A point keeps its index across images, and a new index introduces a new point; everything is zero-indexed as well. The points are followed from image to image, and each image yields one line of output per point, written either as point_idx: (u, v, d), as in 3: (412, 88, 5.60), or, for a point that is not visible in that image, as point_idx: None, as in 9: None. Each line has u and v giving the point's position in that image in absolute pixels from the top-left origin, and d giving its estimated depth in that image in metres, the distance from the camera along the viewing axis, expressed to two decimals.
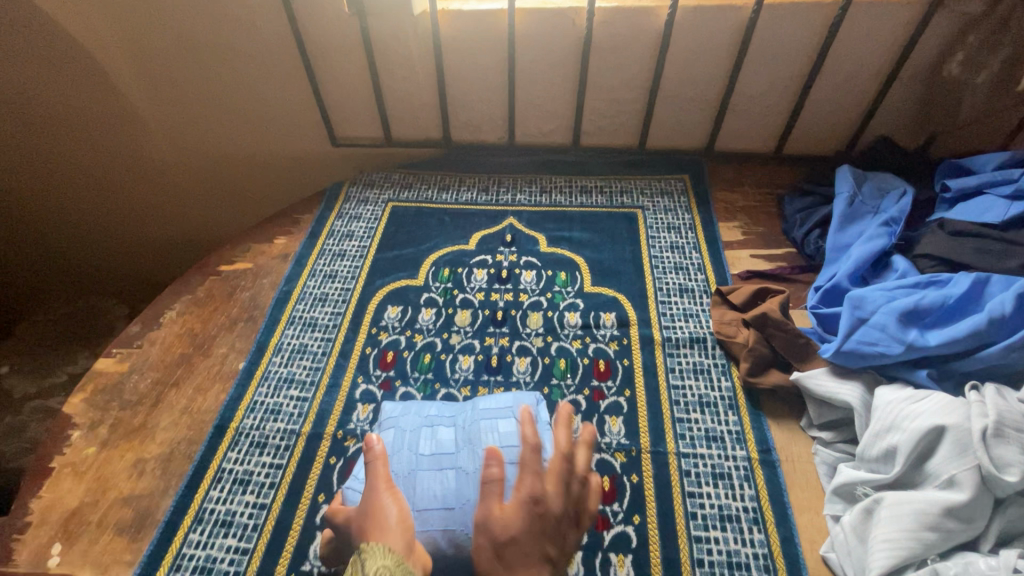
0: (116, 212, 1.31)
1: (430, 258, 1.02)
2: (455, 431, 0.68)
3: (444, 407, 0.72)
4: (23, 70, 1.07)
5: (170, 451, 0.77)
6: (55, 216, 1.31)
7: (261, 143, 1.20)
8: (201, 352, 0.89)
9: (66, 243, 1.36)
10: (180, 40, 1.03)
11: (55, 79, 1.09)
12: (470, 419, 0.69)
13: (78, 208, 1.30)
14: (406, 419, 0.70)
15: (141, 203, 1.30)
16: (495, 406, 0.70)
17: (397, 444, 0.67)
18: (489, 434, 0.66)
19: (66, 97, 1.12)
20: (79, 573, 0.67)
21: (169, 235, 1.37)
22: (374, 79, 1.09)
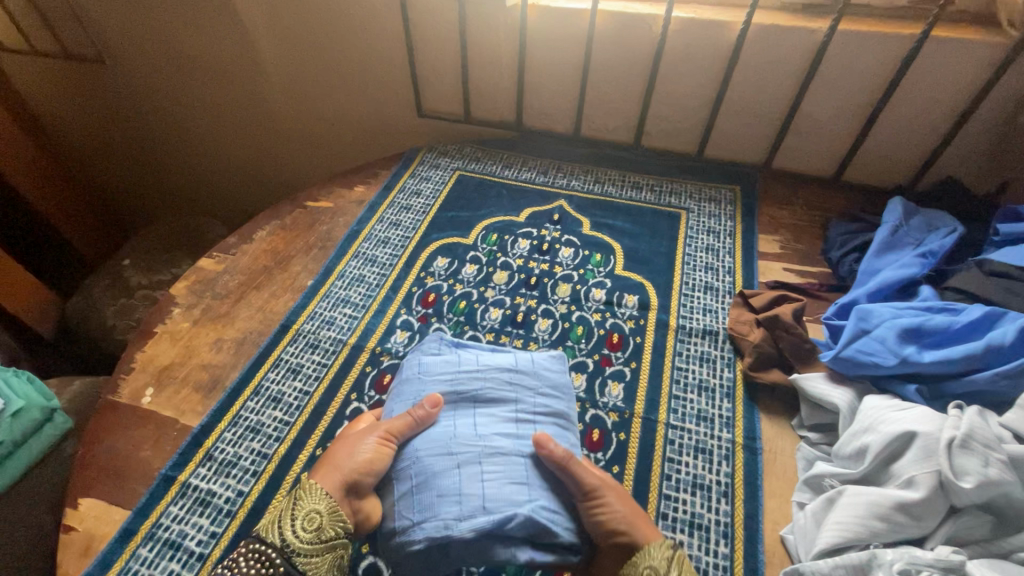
0: (240, 153, 1.58)
1: (482, 222, 1.14)
2: (502, 438, 0.70)
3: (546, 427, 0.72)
4: (179, 22, 1.30)
5: (244, 337, 0.93)
6: (183, 144, 1.60)
7: (358, 104, 1.37)
8: (280, 267, 1.05)
9: (210, 176, 1.68)
10: (308, 9, 1.21)
11: (201, 28, 1.30)
12: (515, 448, 0.69)
13: (200, 141, 1.58)
14: (527, 380, 0.76)
15: (263, 150, 1.55)
16: (537, 475, 0.67)
17: (489, 386, 0.75)
18: (494, 476, 0.65)
19: (207, 45, 1.33)
20: (162, 412, 0.83)
21: (281, 179, 1.62)
22: (463, 60, 1.23)
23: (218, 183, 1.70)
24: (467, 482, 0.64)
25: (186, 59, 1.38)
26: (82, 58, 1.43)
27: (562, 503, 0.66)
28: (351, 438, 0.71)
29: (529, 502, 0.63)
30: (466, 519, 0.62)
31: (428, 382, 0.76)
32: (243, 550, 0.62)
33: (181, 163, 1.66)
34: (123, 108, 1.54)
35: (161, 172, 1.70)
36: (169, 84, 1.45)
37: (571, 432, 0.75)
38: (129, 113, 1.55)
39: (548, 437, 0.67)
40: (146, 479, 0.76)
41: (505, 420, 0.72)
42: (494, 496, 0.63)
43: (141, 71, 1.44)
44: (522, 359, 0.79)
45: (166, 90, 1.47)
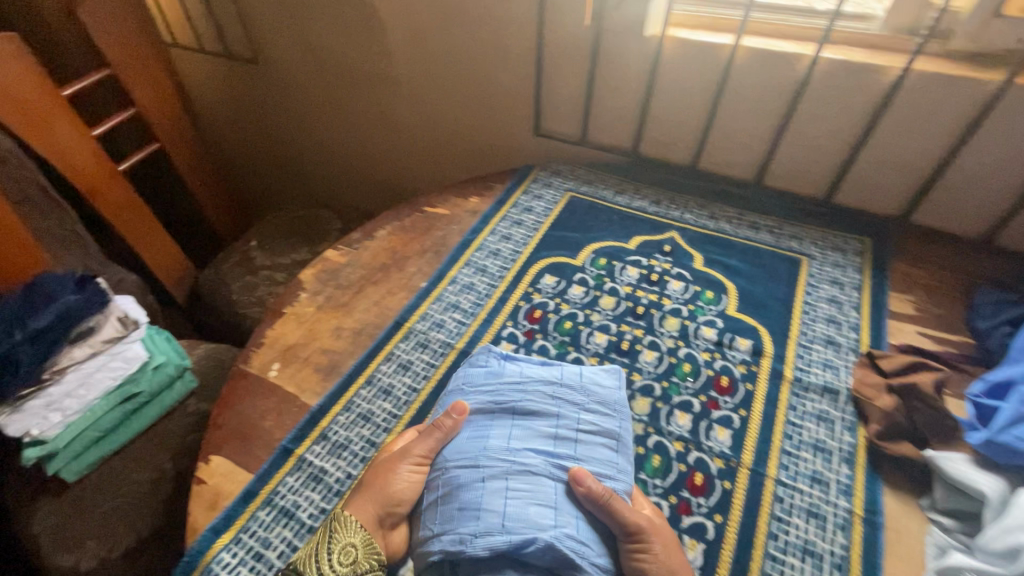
0: (363, 155, 1.70)
1: (592, 245, 1.14)
2: (535, 457, 0.72)
3: (583, 448, 0.74)
4: (331, 32, 1.43)
5: (361, 328, 0.99)
6: (313, 141, 1.75)
7: (480, 119, 1.43)
8: (397, 266, 1.11)
9: (333, 172, 1.82)
10: (450, 27, 1.29)
11: (349, 39, 1.42)
12: (546, 469, 0.71)
13: (328, 140, 1.72)
14: (570, 397, 0.80)
15: (385, 152, 1.66)
16: (567, 504, 0.68)
17: (528, 401, 0.79)
18: (518, 498, 0.68)
19: (351, 53, 1.45)
20: (285, 387, 0.90)
21: (396, 181, 1.72)
22: (590, 84, 1.26)
23: (338, 179, 1.83)
24: (490, 500, 0.67)
25: (331, 65, 1.51)
26: (241, 58, 1.60)
27: (590, 533, 0.67)
28: (385, 464, 0.73)
29: (552, 528, 0.65)
30: (483, 536, 0.64)
31: (471, 393, 0.82)
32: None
33: (309, 158, 1.81)
34: (268, 105, 1.71)
35: (290, 166, 1.86)
36: (311, 86, 1.59)
37: (620, 454, 0.76)
38: (272, 110, 1.72)
39: (585, 474, 0.69)
40: (268, 447, 0.82)
41: (542, 436, 0.75)
42: (516, 518, 0.65)
43: (289, 73, 1.59)
44: (569, 374, 0.83)
45: (308, 92, 1.61)
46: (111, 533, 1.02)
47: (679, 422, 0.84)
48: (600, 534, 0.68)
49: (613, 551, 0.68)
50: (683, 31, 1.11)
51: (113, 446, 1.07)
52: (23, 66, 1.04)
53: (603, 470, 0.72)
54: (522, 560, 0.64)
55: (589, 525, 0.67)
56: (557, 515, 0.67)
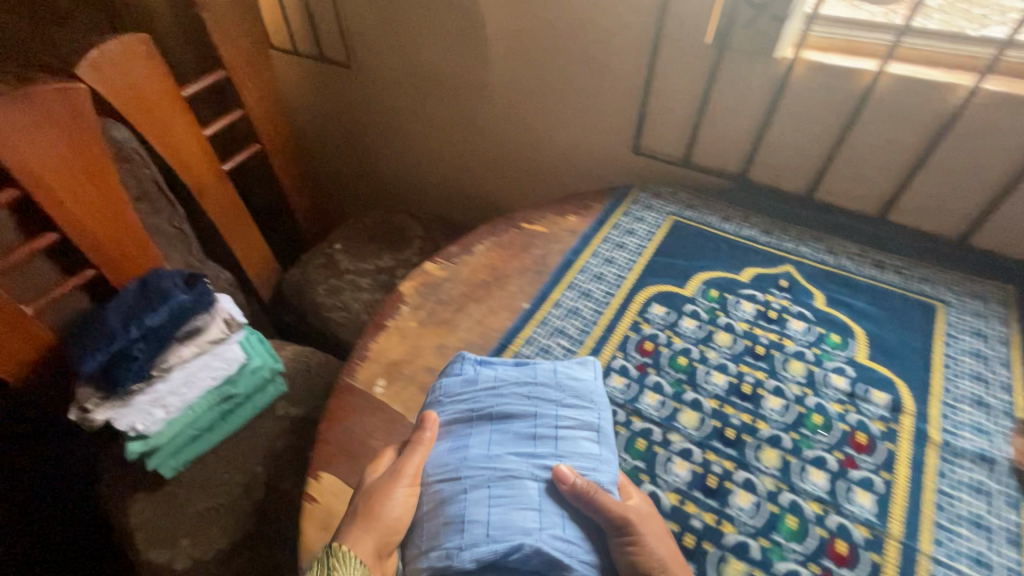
0: (447, 163, 1.69)
1: (701, 275, 1.09)
2: (518, 462, 0.73)
3: (563, 445, 0.75)
4: (430, 40, 1.42)
5: (465, 348, 0.97)
6: (397, 147, 1.75)
7: (578, 134, 1.41)
8: (497, 284, 1.09)
9: (413, 178, 1.82)
10: (558, 41, 1.27)
11: (449, 46, 1.41)
12: (526, 471, 0.72)
13: (414, 146, 1.71)
14: (550, 395, 0.80)
15: (470, 162, 1.65)
16: (551, 501, 0.69)
17: (505, 406, 0.79)
18: (501, 504, 0.68)
19: (449, 62, 1.44)
20: (392, 405, 0.88)
21: (476, 192, 1.71)
22: (701, 105, 1.21)
23: (418, 186, 1.83)
24: (475, 512, 0.67)
25: (427, 73, 1.50)
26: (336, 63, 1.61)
27: (578, 533, 0.68)
28: (377, 489, 0.69)
29: (537, 531, 0.66)
30: (469, 549, 0.65)
31: (448, 405, 0.81)
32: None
33: (391, 162, 1.81)
34: (357, 109, 1.72)
35: (371, 169, 1.87)
36: (403, 92, 1.59)
37: (604, 446, 0.76)
38: (361, 115, 1.73)
39: (569, 472, 0.70)
40: None
41: (520, 437, 0.76)
42: (502, 526, 0.66)
43: (382, 79, 1.59)
44: (545, 371, 0.83)
45: (399, 99, 1.61)
46: (204, 534, 1.02)
47: (814, 481, 0.77)
48: (587, 532, 0.68)
49: (600, 542, 0.69)
50: (815, 54, 1.05)
51: (207, 445, 1.09)
52: (153, 67, 1.06)
53: (589, 467, 0.73)
54: (510, 567, 0.65)
55: (575, 523, 0.68)
56: (539, 512, 0.68)
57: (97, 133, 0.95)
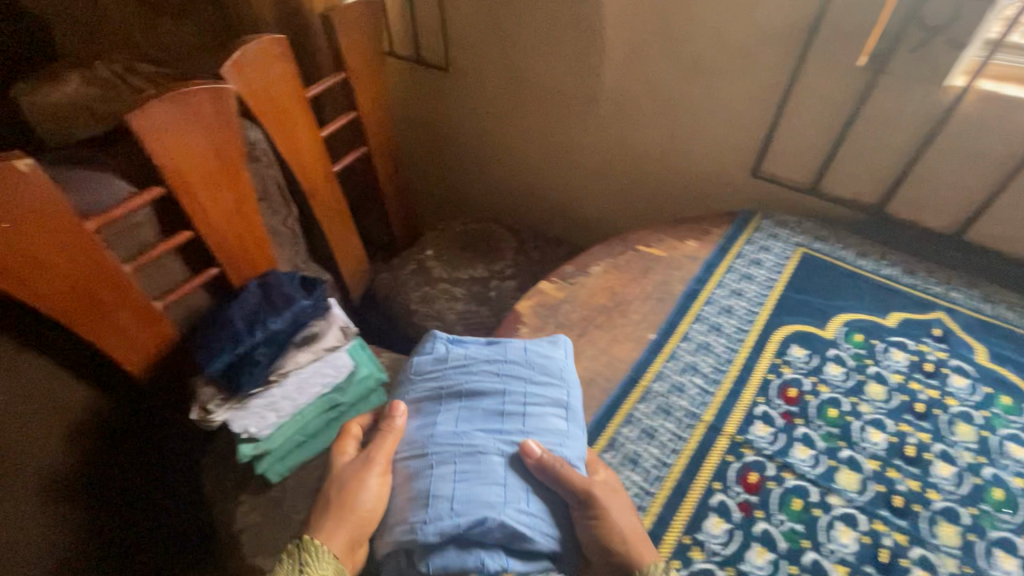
0: (541, 173, 1.65)
1: (842, 316, 1.01)
2: (485, 436, 0.75)
3: (528, 421, 0.77)
4: (542, 49, 1.39)
5: (593, 378, 0.92)
6: (489, 154, 1.71)
7: (693, 153, 1.34)
8: (619, 310, 1.03)
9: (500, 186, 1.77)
10: (686, 56, 1.21)
11: (563, 56, 1.37)
12: (491, 445, 0.74)
13: (507, 154, 1.67)
14: (519, 372, 0.82)
15: (565, 174, 1.60)
16: (517, 475, 0.72)
17: (474, 385, 0.81)
18: (467, 477, 0.70)
19: (559, 72, 1.40)
20: None
21: (568, 205, 1.66)
22: (842, 131, 1.13)
23: (504, 195, 1.78)
24: (439, 486, 0.70)
25: (533, 83, 1.47)
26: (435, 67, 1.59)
27: (541, 506, 0.70)
28: (349, 477, 0.74)
29: (501, 504, 0.68)
30: (433, 522, 0.66)
31: (420, 383, 0.84)
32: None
33: (477, 170, 1.77)
34: (452, 113, 1.69)
35: (454, 176, 1.83)
36: (505, 100, 1.55)
37: (572, 423, 0.80)
38: (454, 120, 1.70)
39: (534, 446, 0.73)
40: None
41: (486, 412, 0.78)
42: (466, 498, 0.68)
43: (484, 85, 1.56)
44: (515, 350, 0.86)
45: (498, 106, 1.58)
46: None
47: (1004, 567, 0.69)
48: (551, 506, 0.72)
49: (563, 516, 0.72)
50: (988, 83, 0.97)
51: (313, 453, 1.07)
52: (284, 67, 1.06)
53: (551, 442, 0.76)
54: (477, 539, 0.66)
55: (539, 497, 0.71)
56: (507, 485, 0.70)
57: (235, 130, 0.95)
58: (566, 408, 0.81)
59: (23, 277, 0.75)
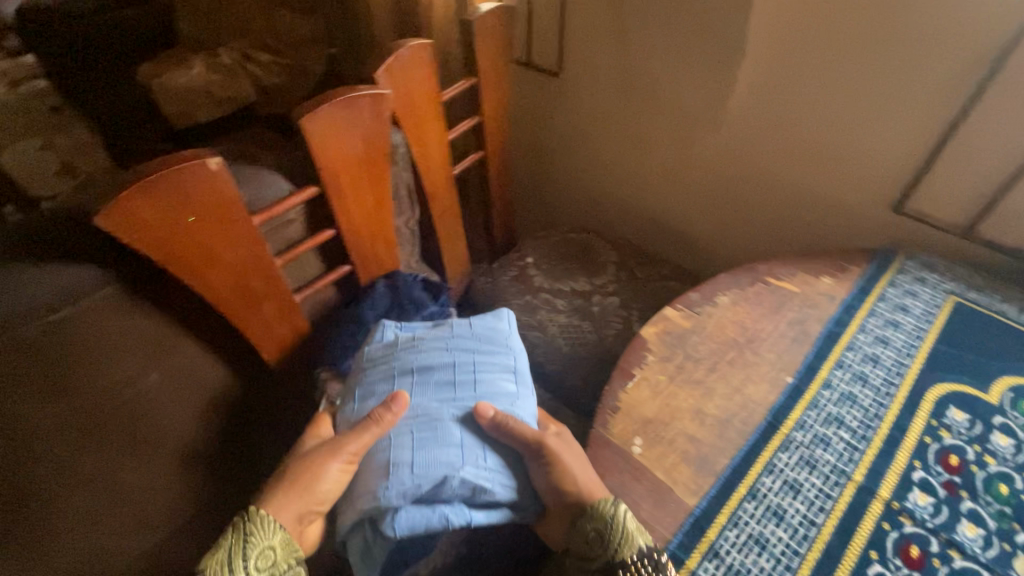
0: (644, 189, 1.57)
1: (1007, 379, 0.92)
2: (437, 406, 0.89)
3: (475, 389, 0.92)
4: (665, 64, 1.31)
5: (728, 418, 0.88)
6: (588, 164, 1.65)
7: (825, 182, 1.26)
8: (751, 347, 0.98)
9: (597, 198, 1.70)
10: (835, 84, 1.14)
11: (689, 73, 1.29)
12: (443, 413, 0.88)
13: (609, 167, 1.61)
14: (467, 352, 0.99)
15: (673, 190, 1.52)
16: (469, 435, 0.86)
17: (424, 361, 0.96)
18: (424, 445, 0.83)
19: (682, 89, 1.32)
20: (654, 472, 0.82)
21: (670, 223, 1.58)
22: (1014, 174, 1.03)
23: (599, 208, 1.72)
24: (400, 454, 0.83)
25: (651, 97, 1.39)
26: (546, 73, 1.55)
27: (496, 461, 0.85)
28: (310, 465, 0.82)
29: (460, 466, 0.81)
30: (400, 488, 0.79)
31: (377, 365, 0.97)
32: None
33: (574, 179, 1.73)
34: (554, 121, 1.64)
35: (551, 183, 1.79)
36: (615, 111, 1.48)
37: (514, 385, 0.95)
38: (556, 127, 1.65)
39: (487, 407, 0.87)
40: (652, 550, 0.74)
41: (433, 383, 0.93)
42: (427, 461, 0.81)
43: (594, 94, 1.50)
44: (458, 331, 1.03)
45: (606, 117, 1.52)
46: None
47: None
48: (505, 459, 0.86)
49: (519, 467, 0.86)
50: None
51: None
52: (428, 72, 1.07)
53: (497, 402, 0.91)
54: (441, 496, 0.80)
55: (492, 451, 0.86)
56: (463, 445, 0.84)
57: (383, 135, 0.96)
58: (513, 373, 0.98)
59: (195, 266, 0.79)
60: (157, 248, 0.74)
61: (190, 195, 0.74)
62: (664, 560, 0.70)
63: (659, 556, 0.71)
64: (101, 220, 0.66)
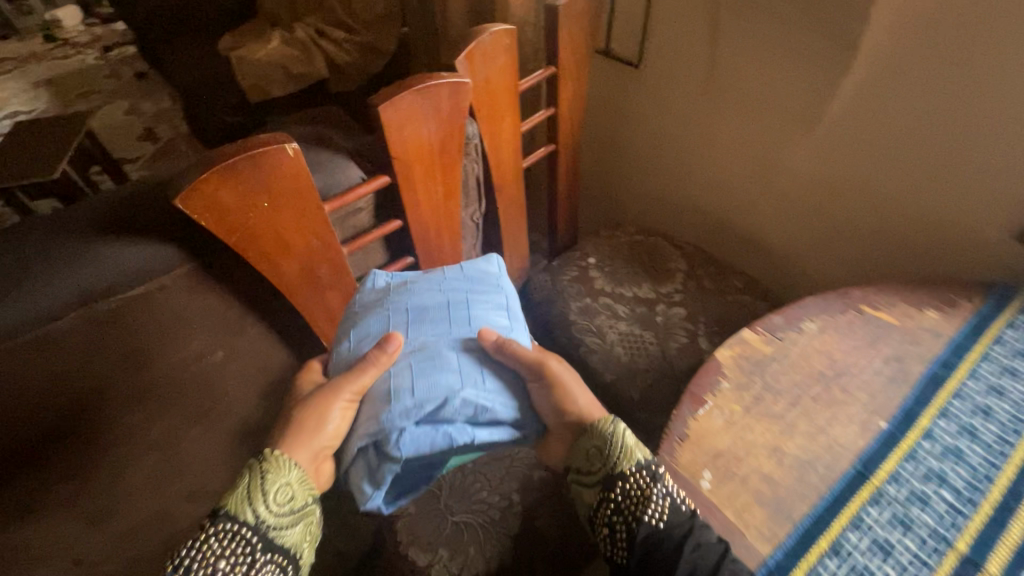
0: (721, 194, 1.47)
1: None
2: (434, 337, 0.87)
3: (470, 318, 0.91)
4: (758, 60, 1.20)
5: (810, 460, 0.80)
6: (663, 163, 1.56)
7: (931, 206, 1.10)
8: (840, 383, 0.89)
9: (668, 199, 1.61)
10: (952, 94, 0.97)
11: (785, 71, 1.18)
12: (440, 342, 0.86)
13: (685, 167, 1.51)
14: (459, 285, 0.97)
15: (754, 197, 1.40)
16: (468, 360, 0.85)
17: (417, 301, 0.93)
18: (424, 372, 0.82)
19: (775, 89, 1.21)
20: (722, 511, 0.75)
21: (747, 233, 1.47)
22: None
23: (670, 210, 1.63)
24: (400, 381, 0.81)
25: (739, 97, 1.28)
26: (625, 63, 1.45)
27: (496, 383, 0.85)
28: (314, 407, 0.81)
29: (461, 388, 0.81)
30: (404, 412, 0.78)
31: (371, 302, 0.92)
32: (215, 532, 0.70)
33: (644, 178, 1.64)
34: (629, 115, 1.55)
35: (620, 180, 1.71)
36: (697, 109, 1.38)
37: (506, 312, 0.96)
38: (631, 122, 1.56)
39: (489, 331, 0.87)
40: None
41: (428, 314, 0.91)
42: (427, 385, 0.80)
43: (675, 90, 1.40)
44: (452, 268, 1.01)
45: (686, 115, 1.41)
46: (459, 549, 0.96)
47: None
48: (504, 381, 0.86)
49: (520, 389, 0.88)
50: None
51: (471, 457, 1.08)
52: (508, 61, 1.01)
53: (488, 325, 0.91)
54: (445, 419, 0.79)
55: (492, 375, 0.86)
56: (464, 367, 0.84)
57: (460, 126, 0.92)
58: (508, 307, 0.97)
59: (268, 253, 0.79)
60: (230, 233, 0.73)
61: (266, 183, 0.72)
62: (660, 470, 0.77)
63: (657, 468, 0.77)
64: (180, 203, 0.66)
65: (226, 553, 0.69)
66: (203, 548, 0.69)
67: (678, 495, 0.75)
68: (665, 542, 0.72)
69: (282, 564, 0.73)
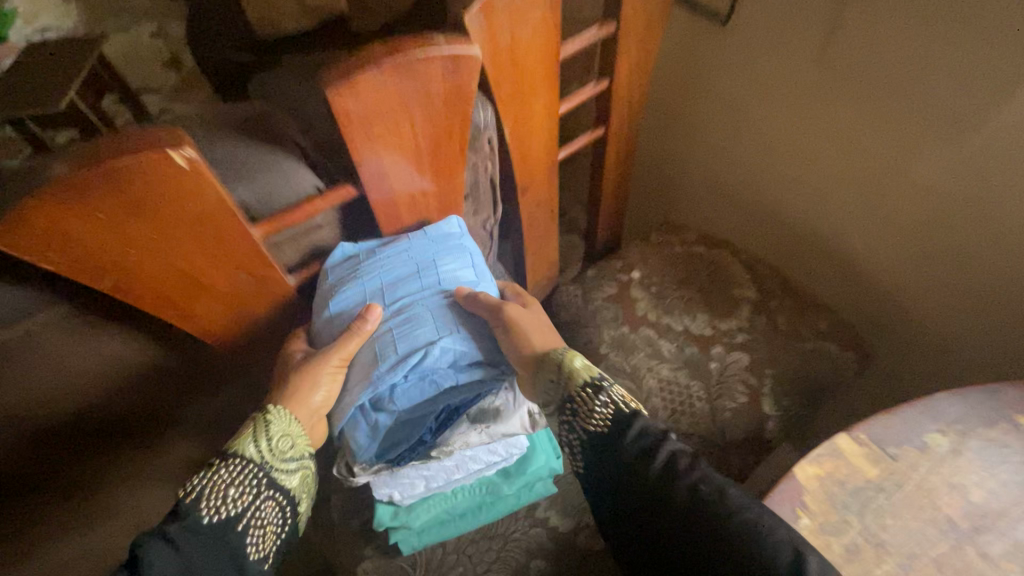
0: (811, 206, 1.12)
1: None
2: (411, 296, 0.72)
3: (450, 264, 0.75)
4: (907, 31, 0.82)
5: None
6: (734, 156, 1.20)
7: None
8: (977, 544, 0.60)
9: (736, 201, 1.26)
10: None
11: (947, 50, 0.79)
12: (418, 300, 0.72)
13: (765, 164, 1.15)
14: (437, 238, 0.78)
15: (860, 217, 1.05)
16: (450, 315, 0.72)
17: (390, 267, 0.73)
18: (406, 333, 0.69)
19: (924, 75, 0.83)
20: None
21: (840, 259, 1.13)
22: None
23: (738, 216, 1.28)
24: (382, 345, 0.69)
25: (863, 84, 0.91)
26: (706, 20, 1.07)
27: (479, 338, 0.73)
28: (299, 381, 0.69)
29: (445, 344, 0.69)
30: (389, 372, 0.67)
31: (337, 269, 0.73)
32: (223, 465, 0.64)
33: (709, 169, 1.28)
34: (698, 89, 1.18)
35: (677, 169, 1.36)
36: (796, 91, 1.01)
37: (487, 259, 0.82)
38: (700, 98, 1.19)
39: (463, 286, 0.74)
40: None
41: (405, 270, 0.73)
42: (409, 341, 0.69)
43: (770, 61, 1.02)
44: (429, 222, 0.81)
45: (781, 99, 1.05)
46: None
47: None
48: (486, 336, 0.74)
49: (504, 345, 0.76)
50: None
51: (454, 532, 0.84)
52: (545, 18, 0.70)
53: (464, 268, 0.75)
54: (434, 381, 0.68)
55: (475, 329, 0.73)
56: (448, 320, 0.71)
57: (459, 115, 0.64)
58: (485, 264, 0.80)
59: (169, 295, 0.59)
60: (95, 268, 0.51)
61: (145, 204, 0.49)
62: (607, 383, 0.71)
63: (602, 380, 0.71)
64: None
65: (234, 482, 0.63)
66: (214, 477, 0.63)
67: (622, 399, 0.70)
68: (621, 442, 0.66)
69: (288, 507, 0.68)
